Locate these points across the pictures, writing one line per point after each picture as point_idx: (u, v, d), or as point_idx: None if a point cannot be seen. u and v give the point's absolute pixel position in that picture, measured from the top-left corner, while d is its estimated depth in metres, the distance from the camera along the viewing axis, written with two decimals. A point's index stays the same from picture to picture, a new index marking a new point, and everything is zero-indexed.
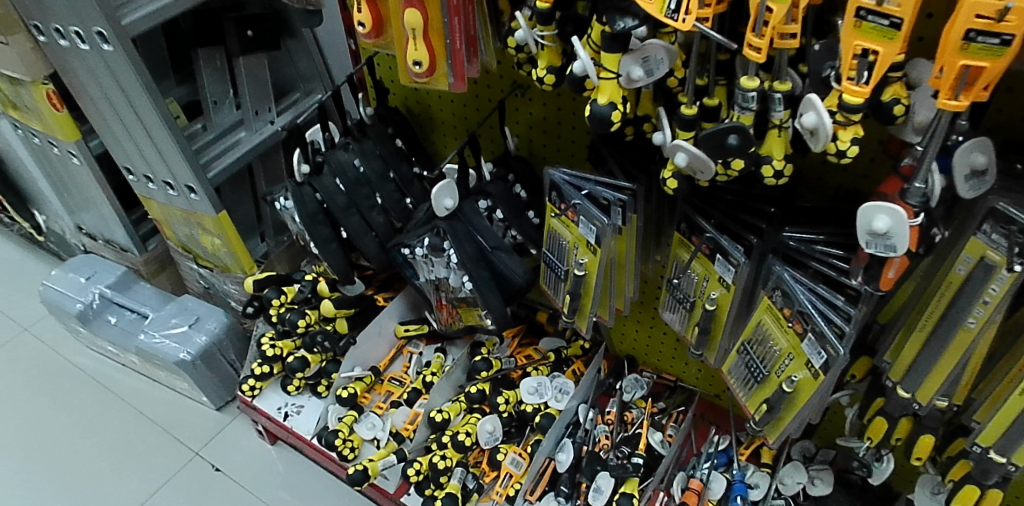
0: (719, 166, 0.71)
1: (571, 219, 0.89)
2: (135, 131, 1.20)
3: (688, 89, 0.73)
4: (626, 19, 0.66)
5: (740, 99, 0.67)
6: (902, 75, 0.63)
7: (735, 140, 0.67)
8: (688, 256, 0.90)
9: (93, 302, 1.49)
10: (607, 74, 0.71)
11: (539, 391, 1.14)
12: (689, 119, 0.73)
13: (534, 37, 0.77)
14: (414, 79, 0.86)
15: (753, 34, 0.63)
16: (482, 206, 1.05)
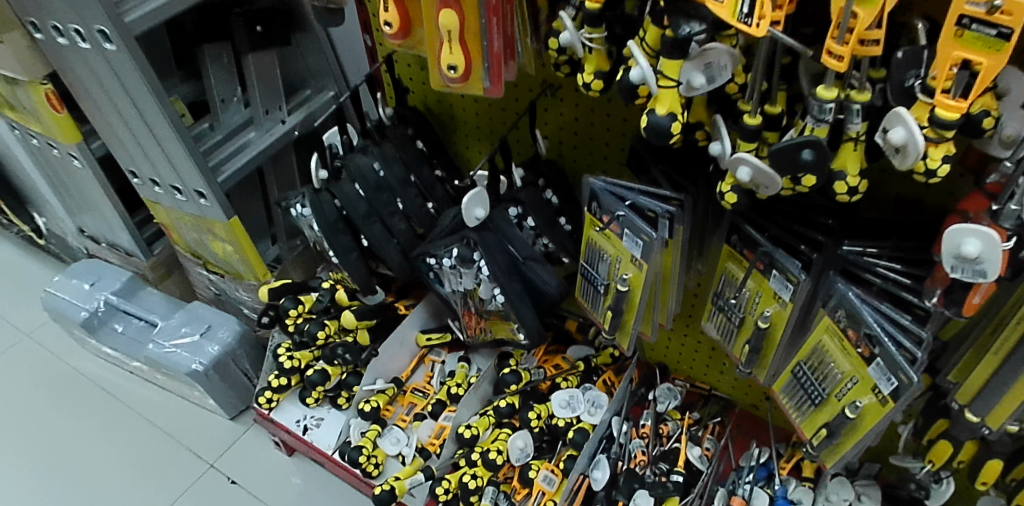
0: (787, 180, 0.66)
1: (615, 233, 0.83)
2: (141, 133, 1.14)
3: (751, 97, 0.68)
4: (693, 24, 0.60)
5: (816, 110, 0.61)
6: (993, 86, 0.55)
7: (809, 155, 0.62)
8: (738, 270, 0.84)
9: (99, 310, 1.43)
10: (666, 82, 0.64)
11: (571, 404, 1.10)
12: (753, 129, 0.67)
13: (581, 41, 0.71)
14: (448, 85, 0.80)
15: (835, 40, 0.56)
16: (512, 214, 1.00)
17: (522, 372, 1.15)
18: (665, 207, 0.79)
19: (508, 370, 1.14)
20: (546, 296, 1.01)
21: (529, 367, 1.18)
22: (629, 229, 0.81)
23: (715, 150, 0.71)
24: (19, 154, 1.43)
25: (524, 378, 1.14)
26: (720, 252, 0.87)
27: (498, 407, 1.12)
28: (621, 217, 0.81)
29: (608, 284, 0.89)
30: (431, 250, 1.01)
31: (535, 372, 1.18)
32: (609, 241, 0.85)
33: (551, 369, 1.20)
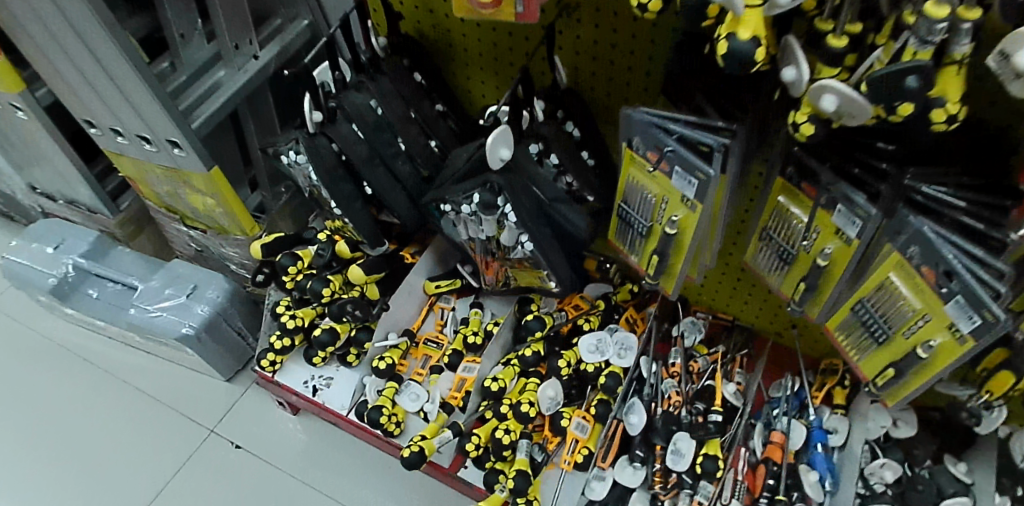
0: (879, 112, 0.59)
1: (665, 172, 0.75)
2: (97, 77, 0.99)
3: (836, 14, 0.59)
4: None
5: (925, 32, 0.53)
6: None
7: (915, 81, 0.55)
8: (794, 204, 0.78)
9: (69, 275, 1.30)
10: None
11: (599, 348, 1.06)
12: (839, 53, 0.59)
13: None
14: (476, 10, 0.69)
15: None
16: (533, 151, 0.90)
17: (545, 318, 1.09)
18: (720, 139, 0.71)
19: (531, 317, 1.09)
20: (575, 241, 0.95)
21: (552, 312, 1.13)
22: (680, 166, 0.73)
23: (790, 77, 0.61)
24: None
25: (547, 323, 1.09)
26: (772, 184, 0.80)
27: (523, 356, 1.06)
28: (669, 151, 0.73)
29: (653, 226, 0.82)
30: (446, 197, 0.92)
31: (558, 316, 1.13)
32: (653, 179, 0.78)
33: (571, 310, 1.14)
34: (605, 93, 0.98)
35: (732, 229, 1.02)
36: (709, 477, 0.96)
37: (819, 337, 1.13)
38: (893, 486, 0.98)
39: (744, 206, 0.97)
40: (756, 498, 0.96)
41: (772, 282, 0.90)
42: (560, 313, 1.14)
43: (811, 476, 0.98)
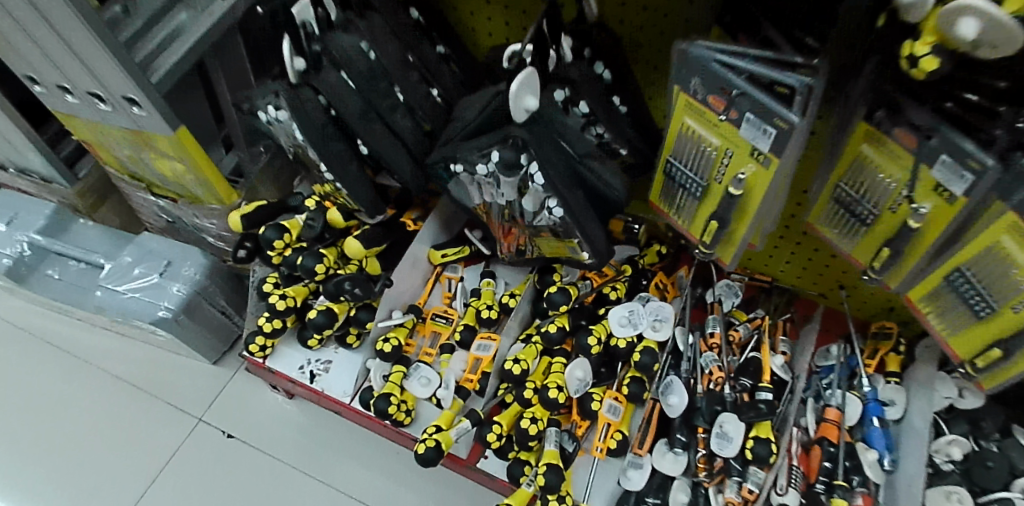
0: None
1: (732, 121, 0.62)
2: (30, 22, 0.82)
3: None
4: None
5: None
6: None
7: None
8: (879, 157, 0.65)
9: (24, 254, 1.17)
10: None
11: (632, 321, 0.94)
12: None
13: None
14: None
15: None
16: (557, 98, 0.77)
17: (567, 289, 0.96)
18: (803, 78, 0.57)
19: (553, 289, 0.96)
20: (610, 202, 0.82)
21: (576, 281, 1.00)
22: (752, 112, 0.59)
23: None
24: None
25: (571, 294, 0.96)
26: (850, 133, 0.67)
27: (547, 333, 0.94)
28: (737, 94, 0.60)
29: (711, 185, 0.69)
30: (458, 156, 0.79)
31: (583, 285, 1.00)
32: (713, 128, 0.64)
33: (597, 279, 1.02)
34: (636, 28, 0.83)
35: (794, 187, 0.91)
36: (760, 464, 0.85)
37: (870, 296, 1.03)
38: (960, 463, 0.89)
39: (810, 162, 0.85)
40: (813, 483, 0.88)
41: (839, 245, 0.78)
42: (584, 282, 1.00)
43: (870, 456, 0.89)
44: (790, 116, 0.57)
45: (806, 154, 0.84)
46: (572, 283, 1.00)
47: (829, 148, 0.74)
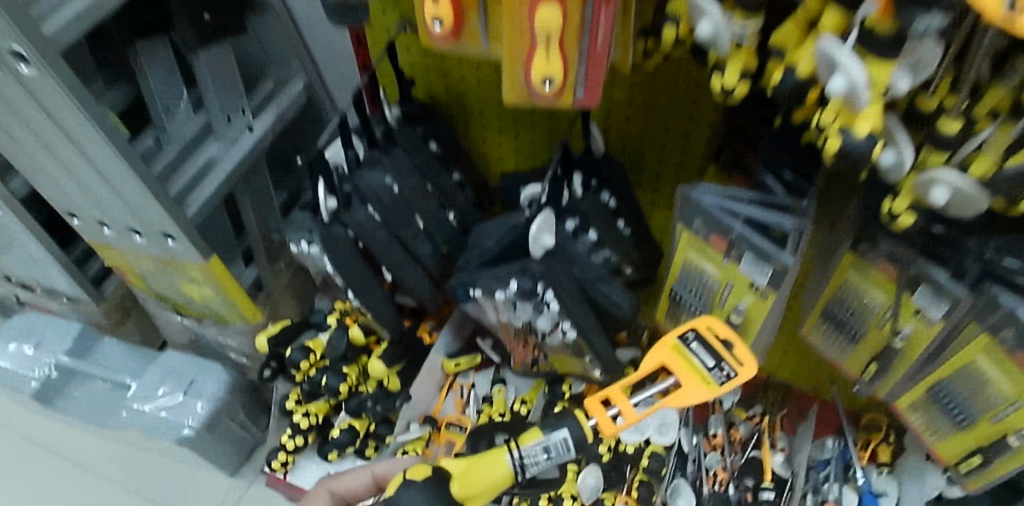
0: (997, 199, 0.57)
1: (725, 252, 0.72)
2: (71, 157, 0.87)
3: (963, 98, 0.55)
4: (932, 17, 0.43)
5: None
6: (1008, 87, 0.56)
7: None
8: (867, 285, 0.75)
9: (51, 375, 1.14)
10: (877, 99, 0.49)
11: (705, 349, 0.78)
12: (951, 136, 0.57)
13: (727, 31, 0.55)
14: (532, 99, 0.63)
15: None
16: (569, 227, 0.85)
17: (469, 466, 0.78)
18: (791, 220, 0.69)
19: (421, 473, 0.76)
20: (618, 317, 0.89)
21: (526, 455, 0.77)
22: (749, 253, 0.70)
23: (889, 161, 0.57)
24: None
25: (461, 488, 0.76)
26: (838, 260, 0.77)
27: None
28: (735, 236, 0.70)
29: (714, 309, 0.80)
30: (478, 283, 0.86)
31: (536, 462, 0.78)
32: (717, 263, 0.75)
33: (666, 401, 0.78)
34: (645, 151, 0.91)
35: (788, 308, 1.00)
36: None
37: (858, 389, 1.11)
38: None
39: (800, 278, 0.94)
40: None
41: (831, 354, 0.86)
42: (535, 449, 0.77)
43: None
44: (783, 257, 0.68)
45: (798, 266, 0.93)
46: (511, 465, 0.78)
47: (818, 262, 0.84)
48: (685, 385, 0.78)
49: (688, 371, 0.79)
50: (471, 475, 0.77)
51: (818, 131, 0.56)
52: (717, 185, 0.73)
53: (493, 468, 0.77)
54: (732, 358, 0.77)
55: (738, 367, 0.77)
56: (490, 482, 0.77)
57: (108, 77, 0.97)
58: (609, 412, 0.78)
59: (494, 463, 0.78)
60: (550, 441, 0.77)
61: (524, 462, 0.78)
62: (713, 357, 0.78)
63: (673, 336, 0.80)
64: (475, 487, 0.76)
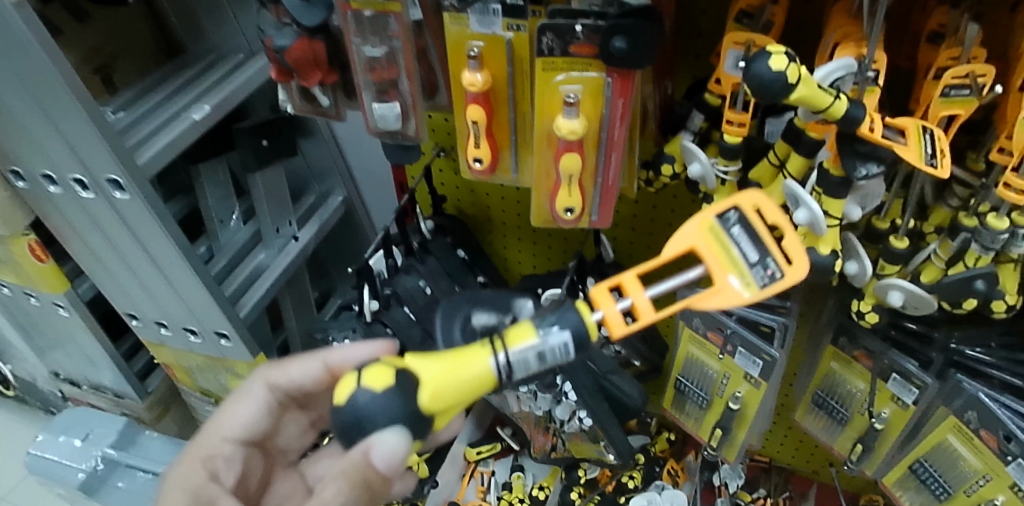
0: (943, 302, 0.70)
1: (723, 347, 0.84)
2: (143, 270, 0.96)
3: (906, 221, 0.69)
4: (871, 166, 0.60)
5: (987, 240, 0.64)
6: (949, 208, 0.70)
7: (981, 285, 0.66)
8: (848, 372, 0.87)
9: (98, 468, 1.16)
10: (833, 221, 0.66)
11: (754, 241, 0.55)
12: (902, 251, 0.70)
13: (714, 172, 0.70)
14: (556, 222, 0.78)
15: (1015, 174, 0.58)
16: (584, 325, 0.97)
17: (449, 367, 0.54)
18: (778, 319, 0.81)
19: (383, 381, 0.53)
20: (629, 406, 0.99)
21: (512, 359, 0.53)
22: (743, 346, 0.82)
23: (853, 270, 0.72)
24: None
25: (432, 397, 0.53)
26: (822, 351, 0.89)
27: (366, 451, 0.52)
28: (730, 332, 0.82)
29: (715, 398, 0.90)
30: None
31: (524, 366, 0.53)
32: (716, 357, 0.86)
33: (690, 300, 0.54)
34: (648, 256, 1.04)
35: (783, 395, 1.09)
36: None
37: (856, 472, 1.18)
38: None
39: (792, 368, 1.04)
40: None
41: (823, 437, 0.95)
42: (522, 354, 0.53)
43: None
44: (771, 351, 0.80)
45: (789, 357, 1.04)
46: (490, 369, 0.53)
47: (807, 353, 0.95)
48: (718, 283, 0.54)
49: (715, 260, 0.54)
50: (450, 379, 0.54)
51: None
52: None
53: (473, 367, 0.54)
54: (779, 257, 0.54)
55: (785, 269, 0.54)
56: (470, 384, 0.54)
57: (167, 191, 1.06)
58: (621, 305, 0.53)
59: (477, 366, 0.54)
60: (546, 344, 0.52)
61: (506, 366, 0.53)
62: (759, 248, 0.54)
63: (709, 212, 0.56)
64: (449, 400, 0.54)
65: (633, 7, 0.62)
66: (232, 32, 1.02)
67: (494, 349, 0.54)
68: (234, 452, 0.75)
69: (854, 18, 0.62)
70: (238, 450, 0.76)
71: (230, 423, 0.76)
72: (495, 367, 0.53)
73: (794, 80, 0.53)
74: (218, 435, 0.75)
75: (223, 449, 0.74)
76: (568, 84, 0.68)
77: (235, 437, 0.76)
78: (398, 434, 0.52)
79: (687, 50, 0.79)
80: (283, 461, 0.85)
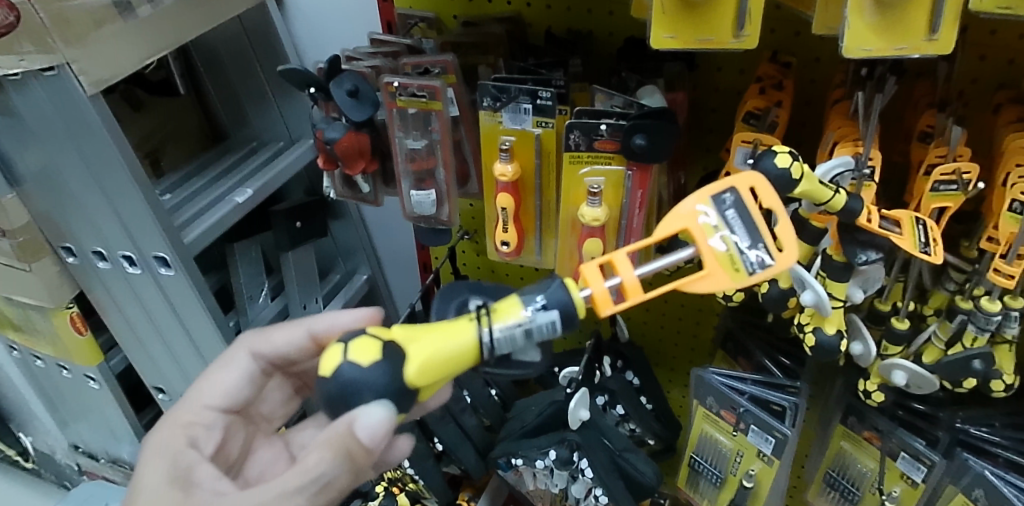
0: (944, 381, 0.74)
1: (736, 424, 0.87)
2: (177, 342, 1.00)
3: (905, 303, 0.75)
4: (870, 252, 0.67)
5: (981, 321, 0.69)
6: (944, 291, 0.76)
7: (978, 364, 0.71)
8: (857, 450, 0.89)
9: None
10: (837, 302, 0.72)
11: (746, 226, 0.52)
12: (903, 332, 0.75)
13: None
14: None
15: (1003, 260, 0.64)
16: (600, 402, 0.99)
17: (442, 341, 0.52)
18: (789, 398, 0.85)
19: (370, 356, 0.51)
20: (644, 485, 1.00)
21: (500, 340, 0.52)
22: (756, 424, 0.85)
23: (858, 350, 0.77)
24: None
25: (422, 374, 0.52)
26: (833, 430, 0.92)
27: (350, 424, 0.51)
28: (743, 410, 0.85)
29: (728, 476, 0.92)
30: (519, 452, 0.97)
31: (510, 344, 0.52)
32: (730, 435, 0.89)
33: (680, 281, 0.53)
34: (660, 336, 1.10)
35: (795, 475, 1.11)
36: None
37: None
38: None
39: (803, 449, 1.06)
40: None
41: None
42: (519, 328, 0.52)
43: None
44: (782, 427, 0.83)
45: (799, 437, 1.06)
46: (478, 342, 0.52)
47: (818, 433, 0.98)
48: (707, 266, 0.52)
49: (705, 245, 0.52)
50: (441, 352, 0.52)
51: (799, 329, 0.77)
52: (722, 369, 0.91)
53: (463, 343, 0.52)
54: (774, 242, 0.52)
55: (781, 258, 0.52)
56: (458, 361, 0.52)
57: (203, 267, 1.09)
58: (610, 286, 0.51)
59: (466, 341, 0.52)
60: (535, 323, 0.51)
61: (494, 345, 0.52)
62: (757, 236, 0.52)
63: (699, 194, 0.53)
64: (437, 376, 0.52)
65: (653, 109, 0.69)
66: (275, 122, 1.11)
67: (483, 324, 0.52)
68: (214, 419, 0.71)
69: (850, 120, 0.69)
70: (219, 417, 0.72)
71: (210, 390, 0.72)
72: (485, 344, 0.52)
73: (798, 177, 0.59)
74: (200, 402, 0.71)
75: (205, 416, 0.70)
76: (592, 176, 0.75)
77: (217, 407, 0.72)
78: (385, 409, 0.50)
79: (699, 144, 0.87)
80: (265, 429, 0.81)
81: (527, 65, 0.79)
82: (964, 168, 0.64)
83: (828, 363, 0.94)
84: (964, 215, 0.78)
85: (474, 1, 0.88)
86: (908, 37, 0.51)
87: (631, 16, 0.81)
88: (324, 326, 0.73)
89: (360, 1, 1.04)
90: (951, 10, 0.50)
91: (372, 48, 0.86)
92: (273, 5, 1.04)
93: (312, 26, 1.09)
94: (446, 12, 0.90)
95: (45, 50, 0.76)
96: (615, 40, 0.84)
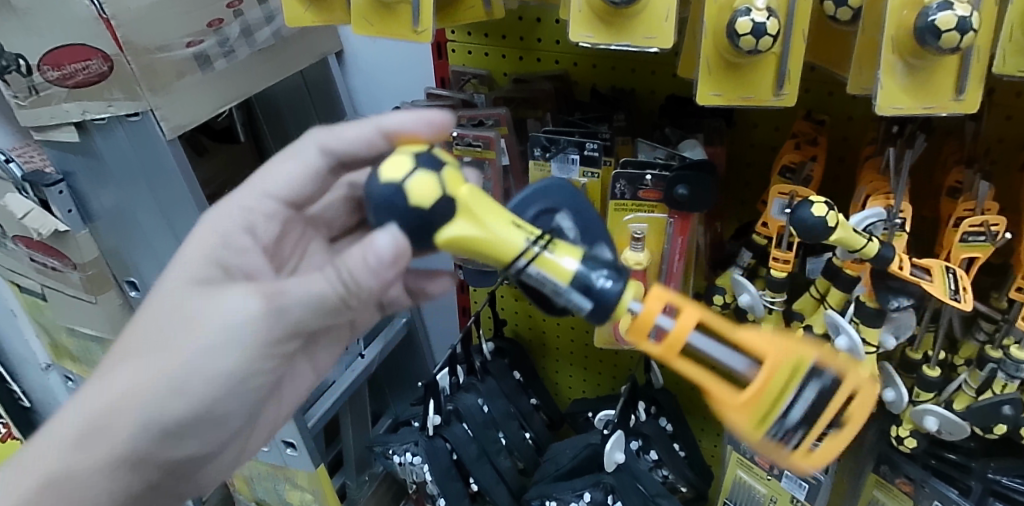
0: (976, 428, 0.75)
1: (769, 470, 0.89)
2: None
3: (936, 351, 0.78)
4: (902, 298, 0.69)
5: (1012, 368, 0.71)
6: (976, 341, 0.79)
7: (1010, 410, 0.72)
8: (889, 498, 0.91)
9: None
10: (870, 347, 0.74)
11: (808, 404, 0.51)
12: (935, 379, 0.77)
13: (762, 302, 0.80)
14: (617, 343, 0.87)
15: None
16: (634, 446, 1.01)
17: (491, 229, 0.53)
18: None
19: (421, 202, 0.52)
20: None
21: (540, 279, 0.53)
22: (789, 469, 0.86)
23: (890, 396, 0.79)
24: (35, 397, 1.25)
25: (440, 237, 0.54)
26: (865, 478, 0.94)
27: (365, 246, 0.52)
28: (777, 455, 0.87)
29: None
30: (554, 493, 0.97)
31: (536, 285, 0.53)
32: (765, 481, 0.90)
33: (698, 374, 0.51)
34: (692, 384, 1.12)
35: None
36: None
37: None
38: None
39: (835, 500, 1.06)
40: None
41: None
42: (571, 224, 0.59)
43: None
44: (816, 473, 0.84)
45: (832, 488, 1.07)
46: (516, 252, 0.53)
47: (851, 482, 0.99)
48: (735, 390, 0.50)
49: (779, 380, 0.49)
50: (482, 233, 0.53)
51: None
52: None
53: (514, 231, 0.53)
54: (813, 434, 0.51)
55: (801, 451, 0.52)
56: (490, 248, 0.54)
57: None
58: (658, 323, 0.51)
59: (518, 234, 0.53)
60: (566, 294, 0.52)
61: (523, 272, 0.53)
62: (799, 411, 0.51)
63: (811, 351, 0.51)
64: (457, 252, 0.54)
65: (694, 160, 0.75)
66: None
67: (528, 254, 0.53)
68: (278, 213, 0.70)
69: (882, 174, 0.74)
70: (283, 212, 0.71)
71: (273, 178, 0.70)
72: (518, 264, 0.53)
73: (834, 225, 0.63)
74: (261, 188, 0.70)
75: (266, 205, 0.69)
76: (635, 222, 0.79)
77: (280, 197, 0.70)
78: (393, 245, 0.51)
79: (736, 197, 0.92)
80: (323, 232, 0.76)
81: (573, 120, 0.86)
82: (992, 220, 0.68)
83: (858, 413, 0.96)
84: (992, 268, 0.82)
85: (524, 60, 0.95)
86: (934, 97, 0.56)
87: (673, 77, 0.87)
88: (395, 121, 0.63)
89: (415, 59, 1.12)
90: (975, 75, 0.56)
91: (429, 101, 0.94)
92: (334, 61, 1.12)
93: (368, 82, 1.18)
94: (498, 70, 0.97)
95: (132, 97, 0.83)
96: (657, 98, 0.90)
